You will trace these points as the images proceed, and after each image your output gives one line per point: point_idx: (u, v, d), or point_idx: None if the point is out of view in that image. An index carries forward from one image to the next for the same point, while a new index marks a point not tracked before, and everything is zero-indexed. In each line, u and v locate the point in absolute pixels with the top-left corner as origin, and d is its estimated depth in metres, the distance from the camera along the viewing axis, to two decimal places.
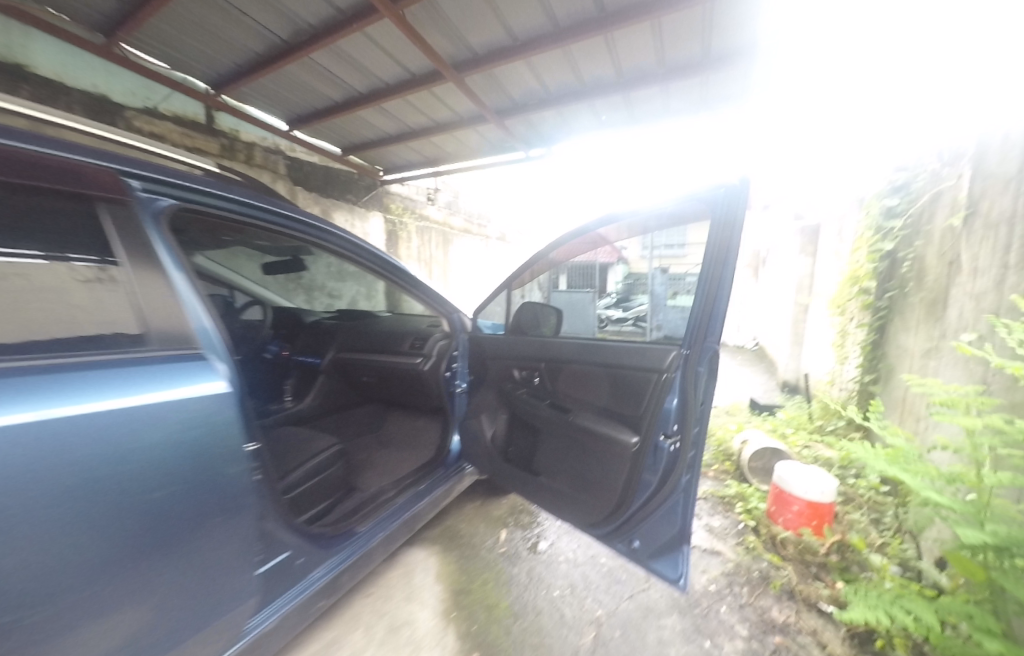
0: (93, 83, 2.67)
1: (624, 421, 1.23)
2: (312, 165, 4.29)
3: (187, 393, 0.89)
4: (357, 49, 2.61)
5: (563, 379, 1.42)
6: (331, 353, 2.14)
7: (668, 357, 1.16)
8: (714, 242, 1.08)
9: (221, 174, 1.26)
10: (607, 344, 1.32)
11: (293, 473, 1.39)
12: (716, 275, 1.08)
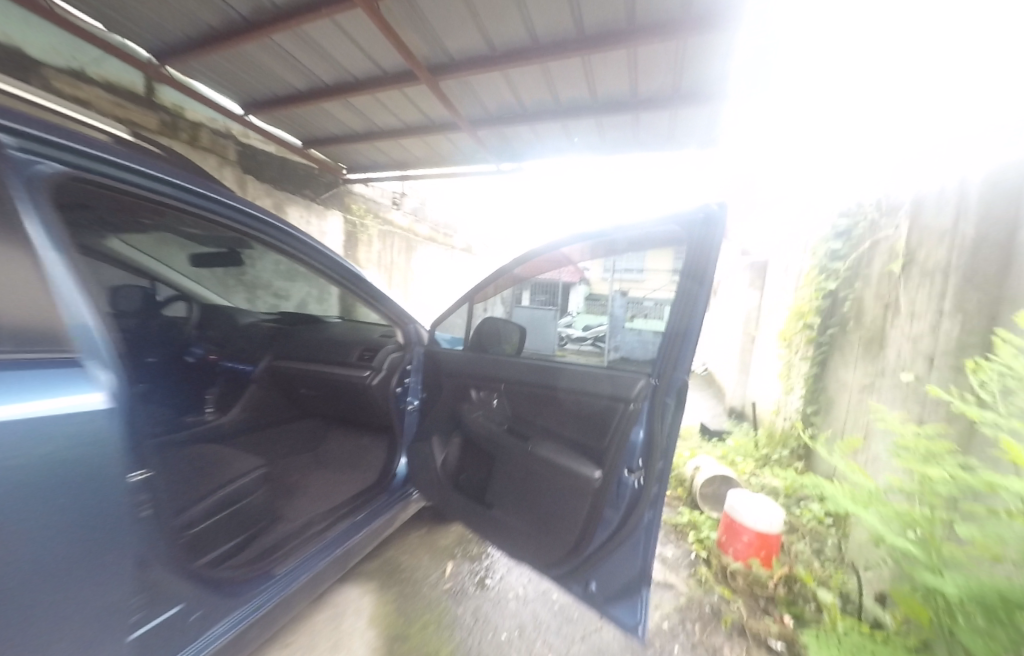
0: (3, 32, 2.30)
1: (588, 452, 1.14)
2: (267, 155, 3.99)
3: (60, 405, 0.70)
4: (327, 38, 2.47)
5: (523, 403, 1.32)
6: (267, 361, 1.88)
7: (636, 385, 1.09)
8: (689, 268, 1.01)
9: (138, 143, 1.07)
10: (570, 367, 1.25)
11: (200, 502, 1.12)
12: (690, 303, 1.01)
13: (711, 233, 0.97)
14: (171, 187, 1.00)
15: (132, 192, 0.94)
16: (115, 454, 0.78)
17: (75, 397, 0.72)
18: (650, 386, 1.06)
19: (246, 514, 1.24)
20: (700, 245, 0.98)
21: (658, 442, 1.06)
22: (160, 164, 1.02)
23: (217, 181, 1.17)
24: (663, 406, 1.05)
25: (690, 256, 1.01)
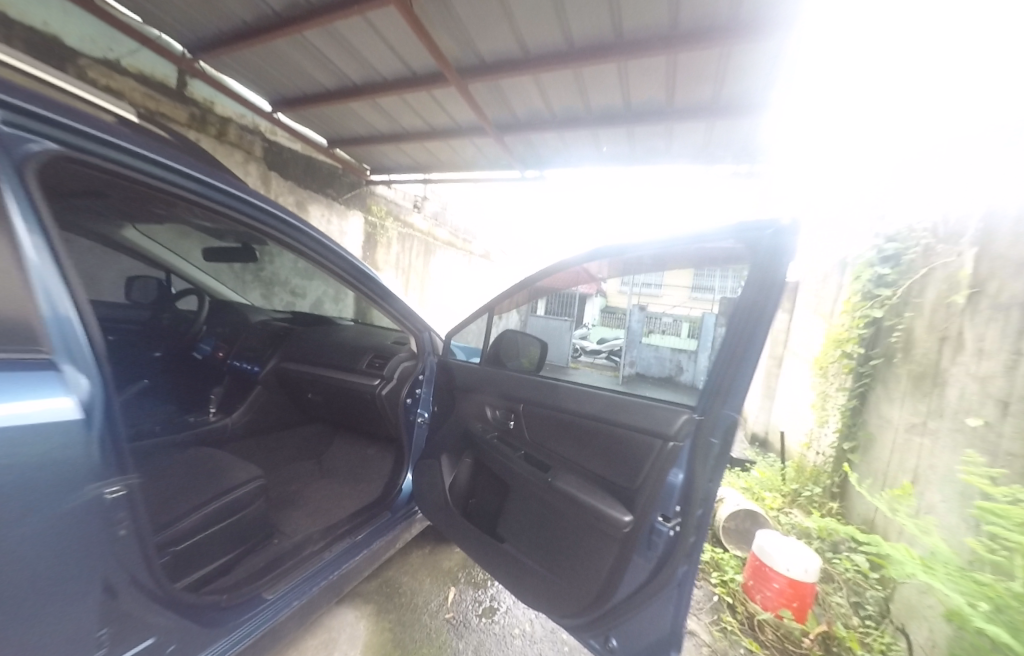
0: (44, 21, 2.34)
1: (617, 492, 1.01)
2: (293, 152, 4.00)
3: (30, 408, 0.57)
4: (357, 35, 2.44)
5: (544, 428, 1.20)
6: (273, 361, 1.80)
7: (677, 421, 0.96)
8: (750, 293, 0.87)
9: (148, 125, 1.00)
10: (599, 393, 1.13)
11: (191, 513, 1.02)
12: (746, 330, 0.88)
13: (780, 254, 0.83)
14: (178, 173, 0.92)
15: (135, 179, 0.85)
16: (93, 463, 0.67)
17: (47, 402, 0.59)
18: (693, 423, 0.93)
19: (242, 531, 1.14)
20: (767, 268, 0.85)
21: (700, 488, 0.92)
22: (167, 149, 0.94)
23: (229, 174, 1.10)
24: (707, 447, 0.89)
25: (751, 280, 0.87)
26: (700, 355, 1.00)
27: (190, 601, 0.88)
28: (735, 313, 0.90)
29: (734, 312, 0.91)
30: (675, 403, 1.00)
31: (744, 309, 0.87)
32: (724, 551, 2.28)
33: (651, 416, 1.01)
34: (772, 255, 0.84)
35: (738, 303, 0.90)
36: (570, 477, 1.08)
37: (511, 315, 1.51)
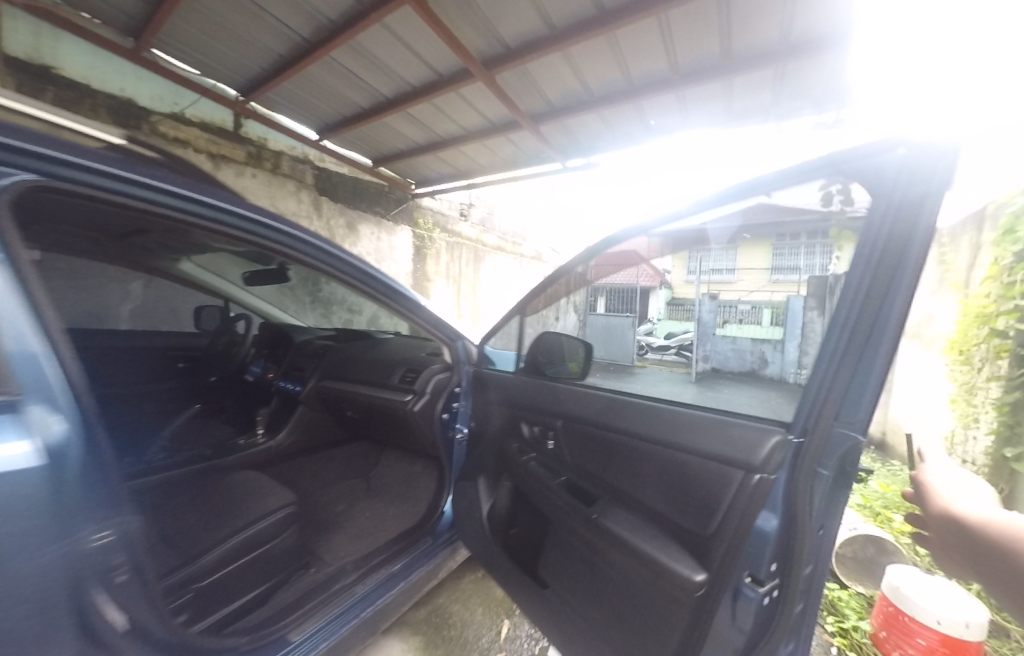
0: (121, 87, 2.70)
1: (682, 540, 0.76)
2: (340, 176, 4.18)
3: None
4: (380, 47, 2.44)
5: (587, 449, 1.00)
6: (313, 382, 1.77)
7: (766, 448, 0.68)
8: (868, 263, 0.60)
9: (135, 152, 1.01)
10: (656, 407, 0.90)
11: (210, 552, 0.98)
12: (870, 315, 0.60)
13: (919, 199, 0.55)
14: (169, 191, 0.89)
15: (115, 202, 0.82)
16: (69, 512, 0.61)
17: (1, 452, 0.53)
18: (790, 450, 0.66)
19: (268, 563, 1.10)
20: (896, 224, 0.57)
21: (803, 538, 0.65)
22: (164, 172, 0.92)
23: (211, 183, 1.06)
24: (816, 482, 0.65)
25: (866, 243, 0.60)
26: (788, 345, 0.74)
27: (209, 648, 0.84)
28: (850, 290, 0.62)
29: (847, 290, 0.62)
30: (764, 421, 0.73)
31: (864, 283, 0.60)
32: (839, 588, 1.84)
33: (725, 439, 0.75)
34: (901, 203, 0.56)
35: (846, 278, 0.63)
36: (620, 516, 0.85)
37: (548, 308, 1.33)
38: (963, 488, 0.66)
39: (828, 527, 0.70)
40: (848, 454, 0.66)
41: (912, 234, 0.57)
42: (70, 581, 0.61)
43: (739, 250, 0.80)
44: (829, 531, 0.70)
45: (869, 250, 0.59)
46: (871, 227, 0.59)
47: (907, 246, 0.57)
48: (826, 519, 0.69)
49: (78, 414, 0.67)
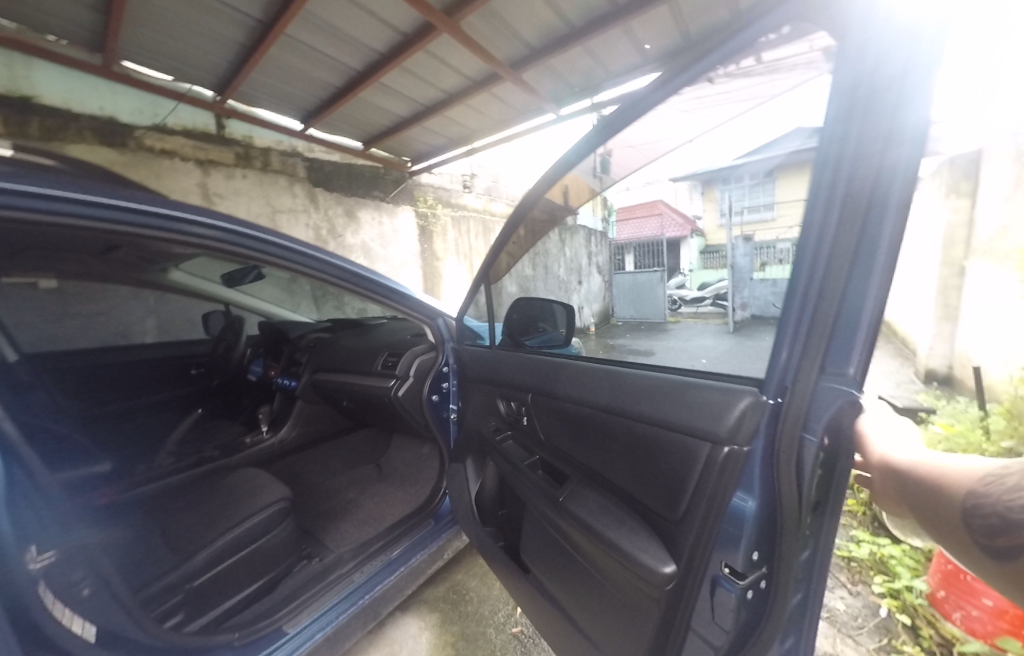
0: (100, 107, 2.77)
1: (650, 524, 0.66)
2: (333, 165, 4.11)
3: None
4: (333, 13, 2.26)
5: (553, 424, 0.90)
6: (307, 376, 1.78)
7: (737, 416, 0.55)
8: (836, 180, 0.46)
9: (54, 167, 0.99)
10: (624, 374, 0.78)
11: (196, 556, 1.07)
12: (846, 243, 0.47)
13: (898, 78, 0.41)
14: (100, 206, 0.95)
15: (45, 221, 0.88)
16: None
17: None
18: (765, 412, 0.54)
19: (261, 559, 1.17)
20: (867, 119, 0.43)
21: (789, 521, 0.52)
22: (99, 189, 0.98)
23: (163, 195, 1.10)
24: (802, 454, 0.51)
25: (833, 150, 0.46)
26: None
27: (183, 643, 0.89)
28: (823, 212, 0.48)
29: (818, 213, 0.48)
30: (744, 383, 0.59)
31: (841, 200, 0.46)
32: (891, 544, 1.66)
33: (694, 408, 0.62)
34: (876, 93, 0.42)
35: (810, 202, 0.49)
36: (586, 498, 0.76)
37: (560, 267, 1.06)
38: (893, 430, 0.56)
39: (829, 503, 0.56)
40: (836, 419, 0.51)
41: (897, 131, 0.42)
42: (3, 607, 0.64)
43: (780, 178, 0.55)
44: (830, 510, 0.57)
45: (838, 159, 0.46)
46: (836, 134, 0.45)
47: (893, 149, 0.43)
48: (824, 497, 0.55)
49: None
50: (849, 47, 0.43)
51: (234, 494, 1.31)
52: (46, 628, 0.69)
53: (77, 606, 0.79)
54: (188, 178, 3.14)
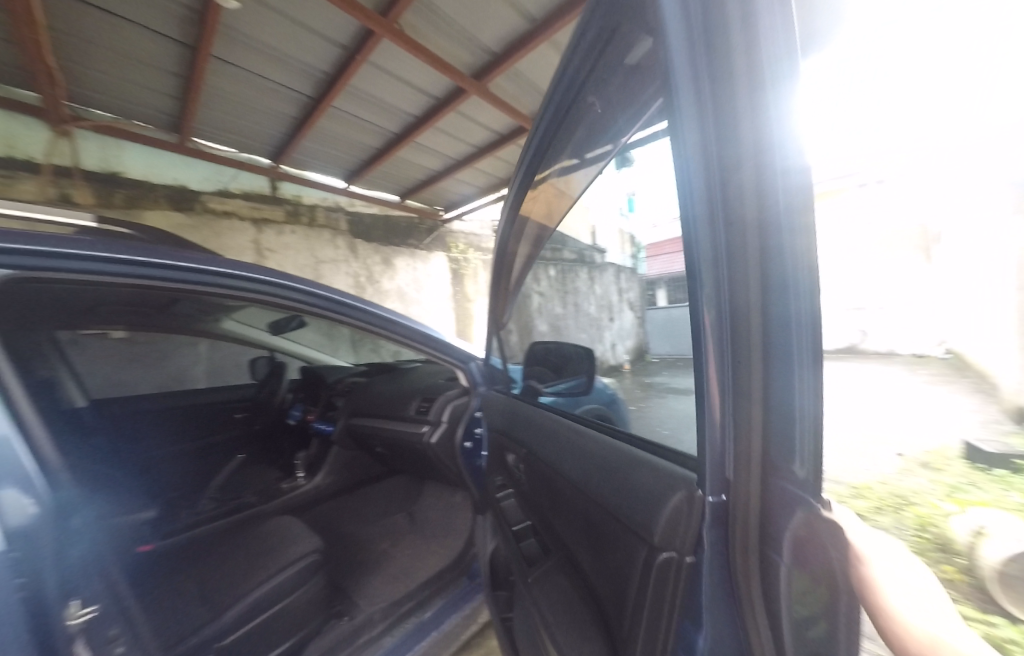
0: (175, 177, 3.18)
1: (610, 636, 0.69)
2: (372, 217, 4.41)
3: None
4: (373, 85, 2.52)
5: (541, 485, 0.96)
6: (342, 421, 1.79)
7: (663, 525, 0.53)
8: (715, 211, 0.40)
9: (127, 235, 1.11)
10: (587, 438, 0.83)
11: (229, 609, 1.07)
12: (749, 305, 0.40)
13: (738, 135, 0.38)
14: (152, 266, 1.01)
15: (117, 280, 0.98)
16: (44, 588, 0.67)
17: None
18: (710, 517, 0.45)
19: (293, 616, 1.14)
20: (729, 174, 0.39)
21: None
22: (171, 253, 1.09)
23: (221, 255, 1.19)
24: (769, 576, 0.42)
25: (711, 206, 0.40)
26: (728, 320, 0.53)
27: None
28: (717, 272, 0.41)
29: (711, 277, 0.41)
30: (684, 470, 0.55)
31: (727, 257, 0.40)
32: None
33: (636, 498, 0.60)
34: (720, 108, 0.38)
35: (695, 252, 0.43)
36: (557, 581, 0.88)
37: (590, 303, 1.00)
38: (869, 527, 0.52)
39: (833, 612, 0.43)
40: (781, 483, 0.41)
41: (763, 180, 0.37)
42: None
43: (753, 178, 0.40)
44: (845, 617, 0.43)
45: (712, 218, 0.40)
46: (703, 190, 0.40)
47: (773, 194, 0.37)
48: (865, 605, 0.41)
49: (45, 494, 0.73)
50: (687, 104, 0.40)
51: (255, 546, 1.32)
52: None
53: None
54: (243, 235, 3.48)
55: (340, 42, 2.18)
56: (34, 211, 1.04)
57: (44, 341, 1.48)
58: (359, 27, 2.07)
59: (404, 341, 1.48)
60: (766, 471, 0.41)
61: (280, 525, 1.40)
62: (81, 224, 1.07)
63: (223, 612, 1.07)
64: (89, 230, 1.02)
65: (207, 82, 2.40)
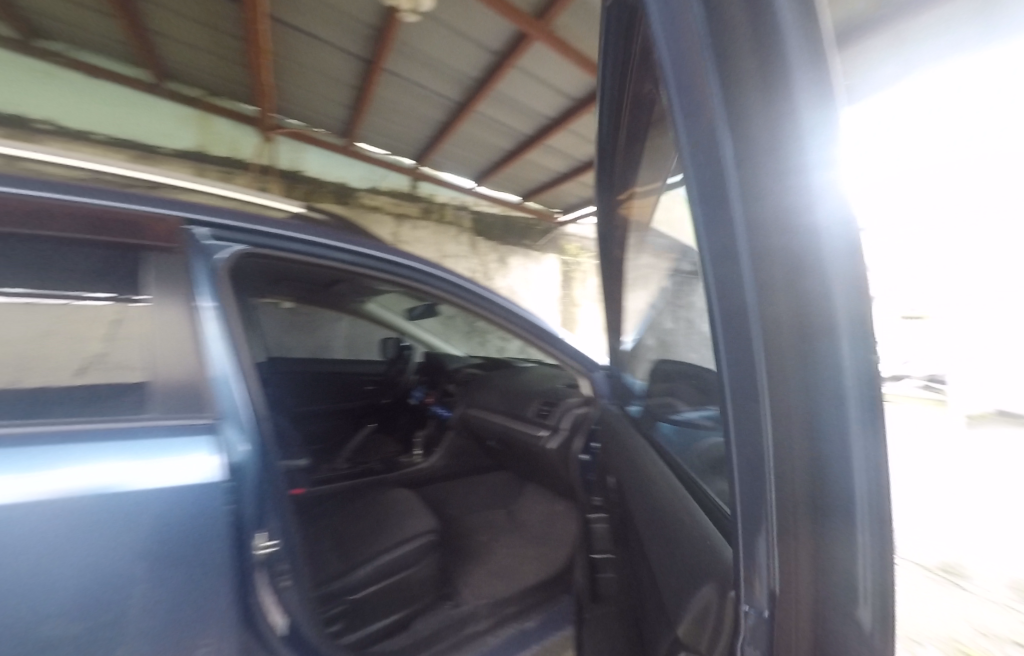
0: (340, 176, 3.72)
1: None
2: (493, 217, 4.63)
3: (172, 470, 0.70)
4: (515, 88, 2.60)
5: (627, 509, 0.98)
6: (460, 409, 1.88)
7: (689, 615, 0.61)
8: (741, 251, 0.34)
9: (329, 223, 1.29)
10: (661, 483, 0.83)
11: (361, 567, 1.16)
12: (787, 364, 0.34)
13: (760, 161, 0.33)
14: (335, 252, 1.17)
15: (314, 263, 1.15)
16: (245, 513, 0.81)
17: (195, 464, 0.73)
18: (755, 634, 0.39)
19: (408, 589, 1.21)
20: (755, 209, 0.33)
21: None
22: (361, 242, 1.25)
23: (392, 245, 1.32)
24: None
25: (735, 247, 0.35)
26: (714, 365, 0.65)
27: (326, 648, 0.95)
28: (741, 323, 0.36)
29: (734, 328, 0.37)
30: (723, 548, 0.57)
31: (775, 300, 0.34)
32: None
33: (684, 567, 0.65)
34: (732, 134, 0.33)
35: (724, 296, 0.37)
36: (610, 625, 0.95)
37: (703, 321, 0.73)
38: None
39: None
40: (834, 589, 0.35)
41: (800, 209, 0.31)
42: (235, 581, 0.77)
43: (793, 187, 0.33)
44: None
45: (742, 260, 0.35)
46: (725, 226, 0.35)
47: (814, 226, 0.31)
48: None
49: (252, 433, 0.91)
50: (698, 141, 0.36)
51: (371, 511, 1.44)
52: (254, 604, 0.81)
53: (281, 595, 0.89)
54: (385, 228, 3.94)
55: (492, 49, 2.29)
56: (271, 201, 1.27)
57: (251, 304, 1.84)
58: (514, 33, 2.15)
59: (534, 341, 1.47)
60: (819, 602, 0.36)
61: (400, 498, 1.52)
62: (301, 212, 1.28)
63: (355, 567, 1.17)
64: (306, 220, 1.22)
65: (377, 93, 2.75)
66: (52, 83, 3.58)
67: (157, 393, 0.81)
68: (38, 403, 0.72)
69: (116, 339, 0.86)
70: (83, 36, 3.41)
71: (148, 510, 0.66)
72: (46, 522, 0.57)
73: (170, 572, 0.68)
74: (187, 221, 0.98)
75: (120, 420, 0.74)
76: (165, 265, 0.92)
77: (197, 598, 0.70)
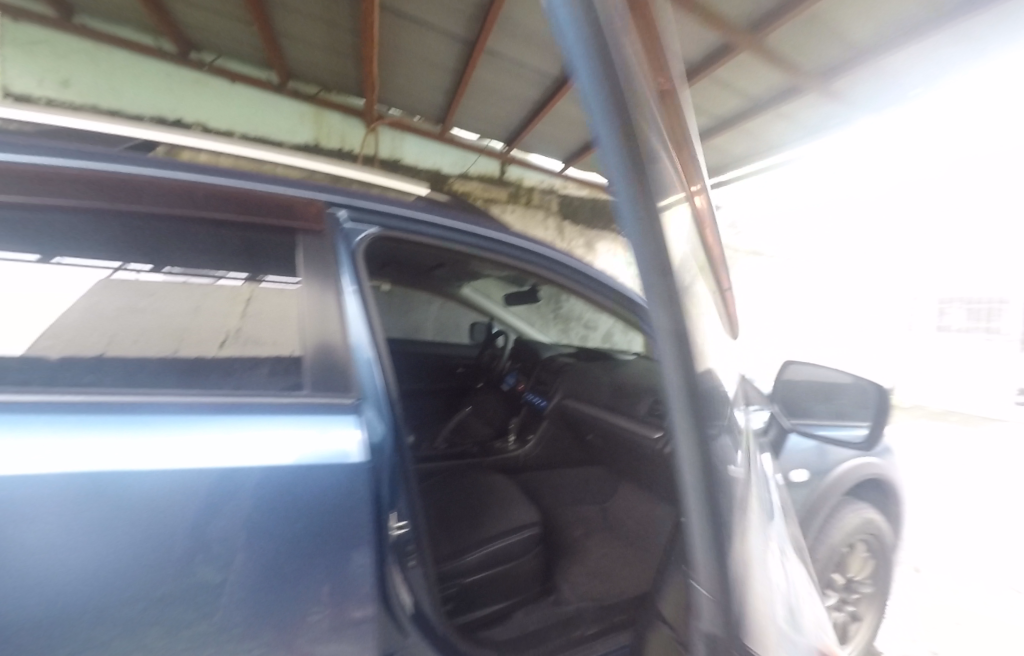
0: (435, 162, 3.88)
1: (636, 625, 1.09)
2: (581, 199, 4.48)
3: (313, 441, 0.70)
4: None
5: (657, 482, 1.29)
6: (556, 399, 1.84)
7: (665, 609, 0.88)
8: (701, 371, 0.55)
9: (456, 205, 1.30)
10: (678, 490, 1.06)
11: (470, 553, 1.16)
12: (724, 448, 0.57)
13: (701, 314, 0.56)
14: (457, 232, 1.16)
15: (438, 243, 1.15)
16: (382, 498, 0.81)
17: (341, 440, 0.73)
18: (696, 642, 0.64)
19: (512, 580, 1.22)
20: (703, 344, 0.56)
21: None
22: (481, 223, 1.23)
23: (510, 227, 1.28)
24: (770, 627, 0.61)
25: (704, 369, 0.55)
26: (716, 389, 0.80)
27: (443, 637, 0.94)
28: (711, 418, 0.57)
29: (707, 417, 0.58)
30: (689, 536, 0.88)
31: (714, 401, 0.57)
32: None
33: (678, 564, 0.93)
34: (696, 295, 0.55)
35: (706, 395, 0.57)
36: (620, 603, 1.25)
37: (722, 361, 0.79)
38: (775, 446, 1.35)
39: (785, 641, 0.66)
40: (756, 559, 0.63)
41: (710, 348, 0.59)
42: (376, 566, 0.75)
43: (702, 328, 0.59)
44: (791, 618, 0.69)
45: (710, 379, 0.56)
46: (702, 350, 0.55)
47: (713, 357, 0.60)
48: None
49: (388, 414, 0.93)
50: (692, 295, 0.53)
51: (471, 496, 1.46)
52: (389, 589, 0.80)
53: (407, 576, 0.90)
54: None
55: None
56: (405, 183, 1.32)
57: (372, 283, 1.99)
58: None
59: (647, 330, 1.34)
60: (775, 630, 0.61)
61: (500, 487, 1.51)
62: (431, 192, 1.30)
63: (464, 549, 1.19)
64: (437, 202, 1.24)
65: (477, 74, 2.77)
66: (207, 90, 4.23)
67: (308, 370, 0.83)
68: (193, 371, 0.75)
69: (247, 319, 0.86)
70: (231, 46, 3.98)
71: (289, 481, 0.65)
72: (146, 486, 0.54)
73: (309, 548, 0.67)
74: (317, 198, 1.03)
75: (265, 396, 0.74)
76: (312, 244, 0.97)
77: (331, 580, 0.68)
